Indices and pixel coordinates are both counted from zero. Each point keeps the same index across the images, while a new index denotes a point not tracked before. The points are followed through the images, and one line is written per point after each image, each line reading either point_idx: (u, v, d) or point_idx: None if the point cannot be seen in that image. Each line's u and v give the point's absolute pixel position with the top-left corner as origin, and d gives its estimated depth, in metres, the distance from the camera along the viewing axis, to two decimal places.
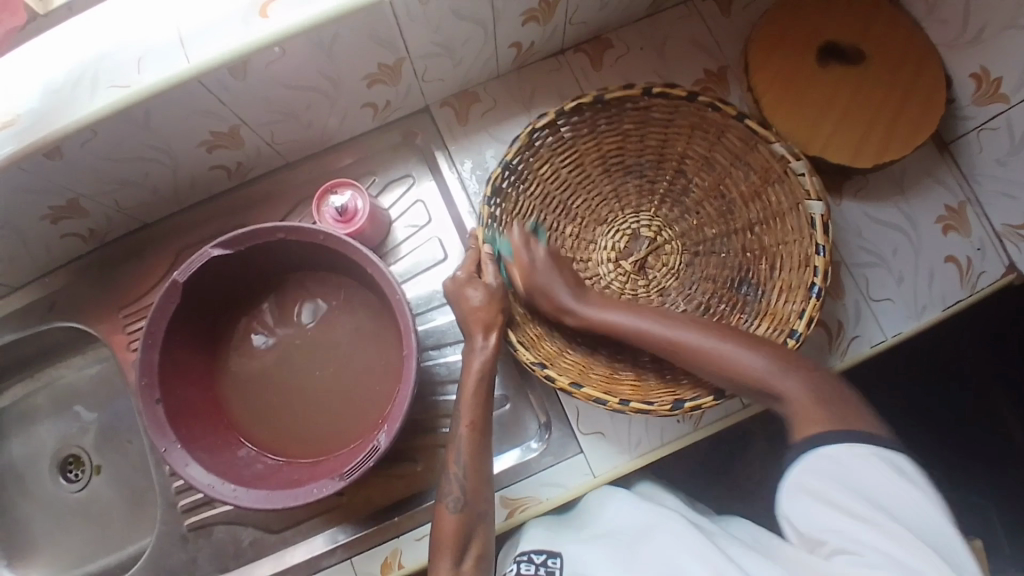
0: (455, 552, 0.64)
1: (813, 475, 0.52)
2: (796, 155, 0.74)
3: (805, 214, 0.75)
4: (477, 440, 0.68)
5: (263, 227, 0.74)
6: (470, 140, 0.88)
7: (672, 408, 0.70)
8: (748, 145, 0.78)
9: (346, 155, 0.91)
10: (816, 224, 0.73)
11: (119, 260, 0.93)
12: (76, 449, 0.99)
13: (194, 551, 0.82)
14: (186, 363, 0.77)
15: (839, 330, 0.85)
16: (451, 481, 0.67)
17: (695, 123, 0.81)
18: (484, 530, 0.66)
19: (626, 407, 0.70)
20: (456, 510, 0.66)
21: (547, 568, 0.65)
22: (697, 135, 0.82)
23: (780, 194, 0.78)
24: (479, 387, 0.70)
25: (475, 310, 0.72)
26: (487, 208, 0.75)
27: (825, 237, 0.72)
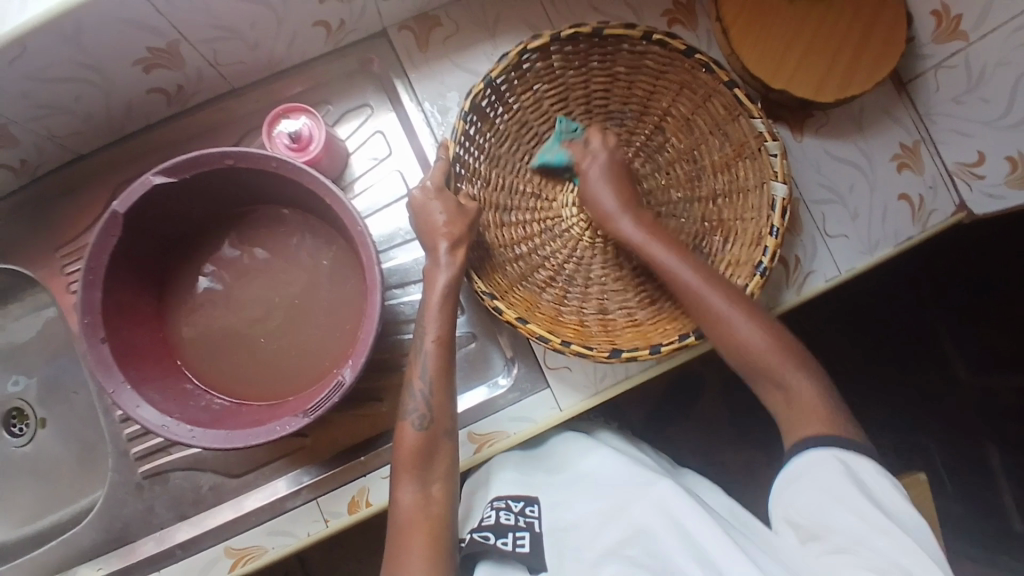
0: (418, 473, 0.63)
1: (815, 471, 0.56)
2: (774, 135, 0.73)
3: (768, 194, 0.75)
4: (443, 354, 0.67)
5: (208, 152, 0.68)
6: (431, 68, 0.83)
7: (610, 356, 0.71)
8: (730, 114, 0.76)
9: (300, 83, 0.85)
10: (776, 207, 0.74)
11: (50, 197, 0.85)
12: (19, 402, 0.93)
13: (152, 497, 0.79)
14: (132, 302, 0.72)
15: (795, 264, 0.85)
16: (415, 398, 0.66)
17: (686, 80, 0.78)
18: (449, 448, 0.65)
19: (567, 349, 0.71)
20: (422, 427, 0.64)
21: (526, 517, 0.65)
22: (685, 95, 0.79)
23: (749, 169, 0.77)
24: (444, 303, 0.68)
25: (437, 227, 0.69)
26: (463, 123, 0.72)
27: (780, 221, 0.73)
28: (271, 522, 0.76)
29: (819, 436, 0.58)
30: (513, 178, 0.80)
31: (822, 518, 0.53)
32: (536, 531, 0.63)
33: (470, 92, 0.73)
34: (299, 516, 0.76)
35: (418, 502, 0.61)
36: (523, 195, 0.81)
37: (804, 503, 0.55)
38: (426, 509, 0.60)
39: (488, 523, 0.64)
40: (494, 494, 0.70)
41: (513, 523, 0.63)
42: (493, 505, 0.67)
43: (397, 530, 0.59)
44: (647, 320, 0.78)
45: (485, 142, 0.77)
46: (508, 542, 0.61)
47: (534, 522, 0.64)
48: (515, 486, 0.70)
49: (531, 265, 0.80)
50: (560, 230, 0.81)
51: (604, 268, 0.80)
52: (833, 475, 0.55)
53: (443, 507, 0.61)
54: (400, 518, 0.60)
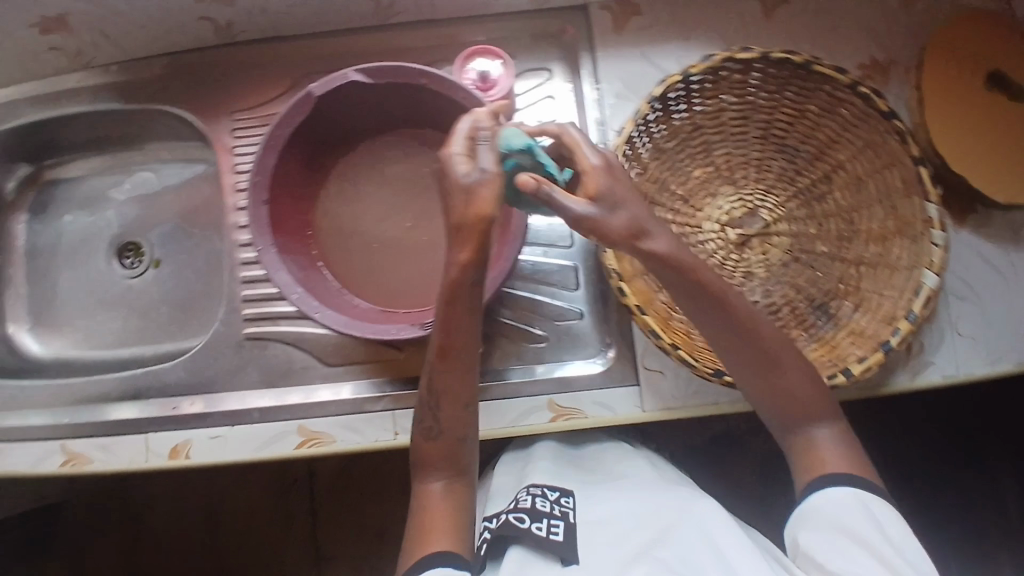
0: (442, 469, 0.66)
1: (832, 500, 0.62)
2: (943, 225, 0.72)
3: (916, 279, 0.74)
4: (450, 367, 0.62)
5: (410, 65, 0.73)
6: (619, 51, 0.85)
7: (712, 373, 0.72)
8: (906, 191, 0.75)
9: (491, 30, 0.88)
10: (921, 295, 0.72)
11: (236, 61, 0.90)
12: (138, 238, 0.97)
13: (247, 359, 0.84)
14: (296, 178, 0.78)
15: (915, 350, 0.84)
16: (425, 408, 0.65)
17: (872, 141, 0.77)
18: (463, 452, 0.66)
19: (674, 352, 0.72)
20: (433, 437, 0.65)
21: (560, 506, 0.68)
22: (865, 155, 0.78)
23: (904, 251, 0.76)
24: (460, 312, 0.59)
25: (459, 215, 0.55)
26: (648, 106, 0.75)
27: (921, 308, 0.71)
28: (349, 417, 0.80)
29: (841, 476, 0.63)
30: (670, 176, 0.82)
31: (835, 546, 0.60)
32: (570, 521, 0.66)
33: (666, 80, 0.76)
34: (374, 420, 0.80)
35: (440, 496, 0.65)
36: (672, 196, 0.82)
37: (821, 532, 0.61)
38: (447, 505, 0.65)
39: (523, 506, 0.68)
40: (532, 479, 0.74)
41: (549, 510, 0.67)
42: (529, 490, 0.71)
43: (418, 515, 0.65)
44: None
45: (658, 134, 0.79)
46: (542, 527, 0.65)
47: (567, 511, 0.68)
48: (551, 477, 0.74)
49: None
50: (697, 241, 0.82)
51: (726, 292, 0.82)
52: (857, 518, 0.60)
53: (456, 509, 0.65)
54: (421, 505, 0.66)
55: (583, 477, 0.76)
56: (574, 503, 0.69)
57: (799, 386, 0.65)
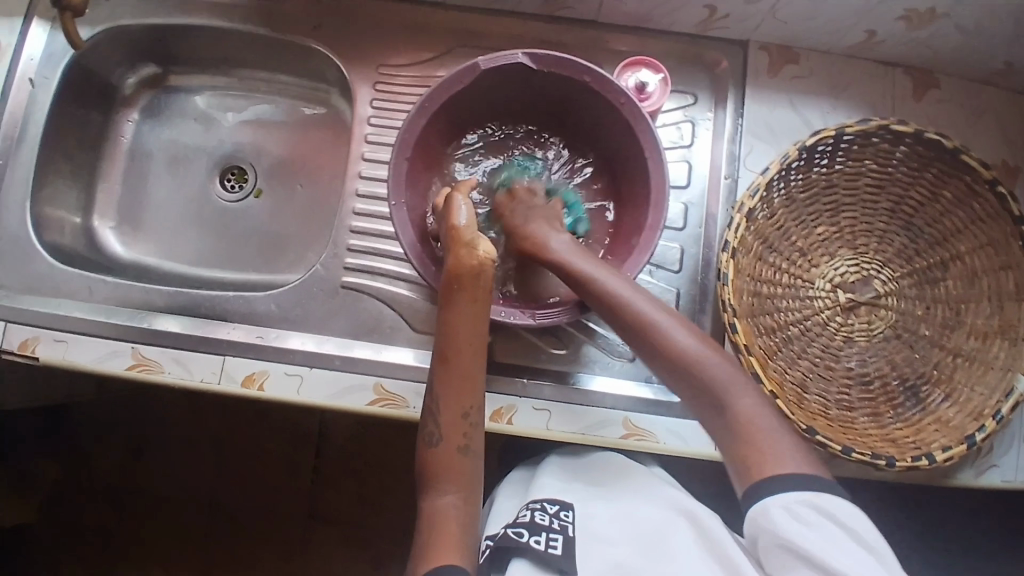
0: (449, 483, 0.67)
1: (781, 509, 0.54)
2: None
3: (1008, 381, 0.76)
4: (448, 370, 0.67)
5: (579, 61, 0.73)
6: (767, 95, 0.87)
7: (806, 429, 0.73)
8: (1018, 295, 0.77)
9: (647, 44, 0.89)
10: (1013, 396, 0.74)
11: (393, 14, 0.90)
12: (247, 164, 0.99)
13: (337, 305, 0.83)
14: (435, 143, 0.79)
15: (985, 450, 0.84)
16: (430, 420, 0.68)
17: (997, 240, 0.79)
18: (471, 464, 0.68)
19: (774, 399, 0.72)
20: (438, 445, 0.67)
21: (560, 520, 0.67)
22: (986, 252, 0.80)
23: (1004, 351, 0.77)
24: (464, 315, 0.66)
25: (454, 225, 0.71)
26: (796, 153, 0.76)
27: (1011, 410, 0.73)
28: None
29: (790, 478, 0.55)
30: (794, 226, 0.82)
31: (795, 573, 0.53)
32: (569, 535, 0.65)
33: (819, 133, 0.77)
34: None
35: (450, 513, 0.66)
36: (792, 245, 0.82)
37: (778, 554, 0.55)
38: (455, 521, 0.65)
39: (523, 521, 0.67)
40: (534, 494, 0.72)
41: (547, 524, 0.66)
42: (528, 505, 0.70)
43: (430, 531, 0.65)
44: (838, 417, 0.78)
45: (794, 182, 0.81)
46: (540, 541, 0.64)
47: (567, 526, 0.66)
48: (551, 491, 0.72)
49: (764, 310, 0.80)
50: (805, 295, 0.82)
51: (822, 351, 0.81)
52: (794, 529, 0.53)
53: (465, 520, 0.66)
54: (427, 517, 0.67)
55: (586, 490, 0.73)
56: (574, 518, 0.67)
57: (759, 419, 0.58)
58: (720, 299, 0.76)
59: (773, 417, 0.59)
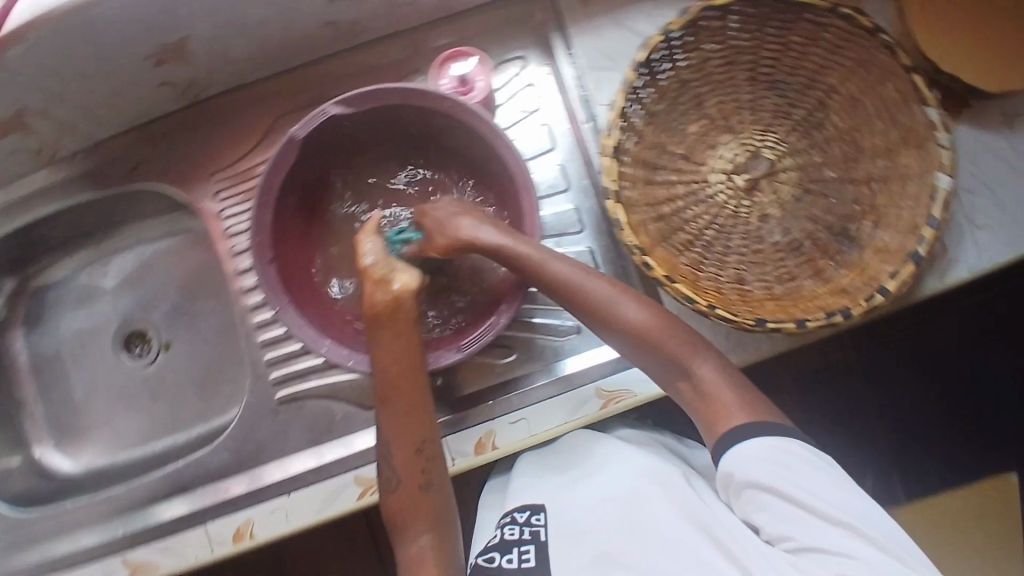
0: (418, 524, 0.65)
1: (750, 462, 0.59)
2: (948, 125, 0.70)
3: (930, 184, 0.72)
4: (390, 414, 0.67)
5: (388, 86, 0.70)
6: (590, 24, 0.83)
7: (755, 324, 0.70)
8: (904, 100, 0.74)
9: (456, 29, 0.85)
10: (938, 198, 0.71)
11: (205, 121, 0.86)
12: (142, 325, 0.96)
13: (286, 423, 0.81)
14: (295, 227, 0.75)
15: (939, 252, 0.84)
16: (386, 466, 0.67)
17: (862, 58, 0.76)
18: (436, 499, 0.66)
19: (712, 313, 0.71)
20: (397, 487, 0.66)
21: (530, 527, 0.72)
22: (857, 74, 0.77)
23: (914, 158, 0.75)
24: (396, 354, 0.68)
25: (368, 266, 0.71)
26: (634, 74, 0.74)
27: (942, 212, 0.69)
28: None
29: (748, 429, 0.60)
30: (667, 138, 0.81)
31: (771, 510, 0.58)
32: (540, 542, 0.70)
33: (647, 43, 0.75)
34: None
35: (426, 555, 0.63)
36: (673, 156, 0.82)
37: (763, 504, 0.59)
38: (433, 562, 0.63)
39: (494, 543, 0.72)
40: (510, 506, 0.78)
41: (518, 537, 0.71)
42: (502, 521, 0.75)
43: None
44: (785, 295, 0.78)
45: (647, 98, 0.79)
46: (512, 558, 0.69)
47: (539, 531, 0.71)
48: (526, 497, 0.77)
49: (671, 231, 0.80)
50: (706, 195, 0.82)
51: (744, 240, 0.81)
52: (774, 476, 0.58)
53: (445, 559, 0.63)
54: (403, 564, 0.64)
55: (556, 482, 0.77)
56: (545, 518, 0.73)
57: (720, 388, 0.63)
58: (625, 243, 0.74)
59: (733, 374, 0.64)
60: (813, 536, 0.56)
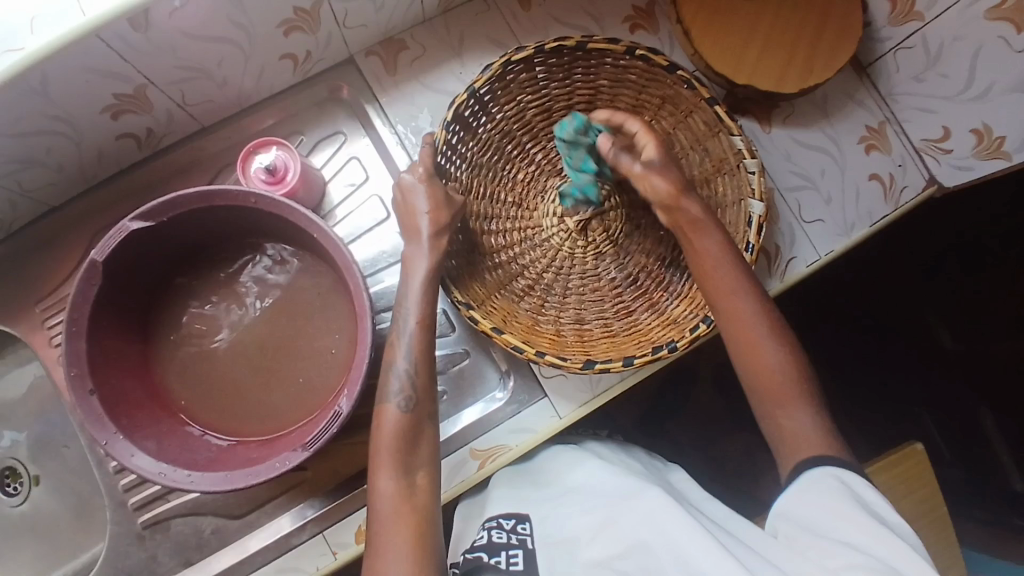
0: (400, 462, 0.62)
1: (821, 486, 0.55)
2: (752, 152, 0.74)
3: (746, 211, 0.76)
4: (424, 338, 0.68)
5: (186, 193, 0.67)
6: (400, 91, 0.84)
7: (583, 367, 0.70)
8: (711, 131, 0.78)
9: (268, 116, 0.85)
10: (753, 223, 0.74)
11: (24, 251, 0.83)
12: (11, 460, 0.89)
13: (152, 548, 0.78)
14: (118, 350, 0.71)
15: (775, 252, 0.86)
16: (399, 378, 0.66)
17: (670, 96, 0.79)
18: (431, 430, 0.66)
19: (541, 359, 0.70)
20: (404, 408, 0.65)
21: (518, 535, 0.64)
22: (668, 111, 0.80)
23: (728, 186, 0.78)
24: (427, 288, 0.69)
25: (417, 213, 0.71)
26: (444, 132, 0.73)
27: (756, 237, 0.73)
28: (280, 559, 0.76)
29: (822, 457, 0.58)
30: (494, 186, 0.81)
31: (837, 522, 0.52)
32: (529, 548, 0.62)
33: (454, 101, 0.74)
34: (305, 552, 0.76)
35: (404, 493, 0.60)
36: (504, 205, 0.82)
37: (802, 519, 0.54)
38: (412, 507, 0.59)
39: (480, 544, 0.63)
40: (490, 513, 0.70)
41: (505, 541, 0.63)
42: (485, 526, 0.67)
43: (377, 523, 0.58)
44: (623, 331, 0.79)
45: (467, 150, 0.78)
46: (500, 560, 0.60)
47: (526, 539, 0.64)
48: (507, 504, 0.70)
49: (507, 279, 0.80)
50: (539, 240, 0.82)
51: (582, 279, 0.81)
52: (834, 492, 0.54)
53: (429, 496, 0.61)
54: (386, 509, 0.59)
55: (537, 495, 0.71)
56: (532, 527, 0.65)
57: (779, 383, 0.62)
58: (453, 300, 0.73)
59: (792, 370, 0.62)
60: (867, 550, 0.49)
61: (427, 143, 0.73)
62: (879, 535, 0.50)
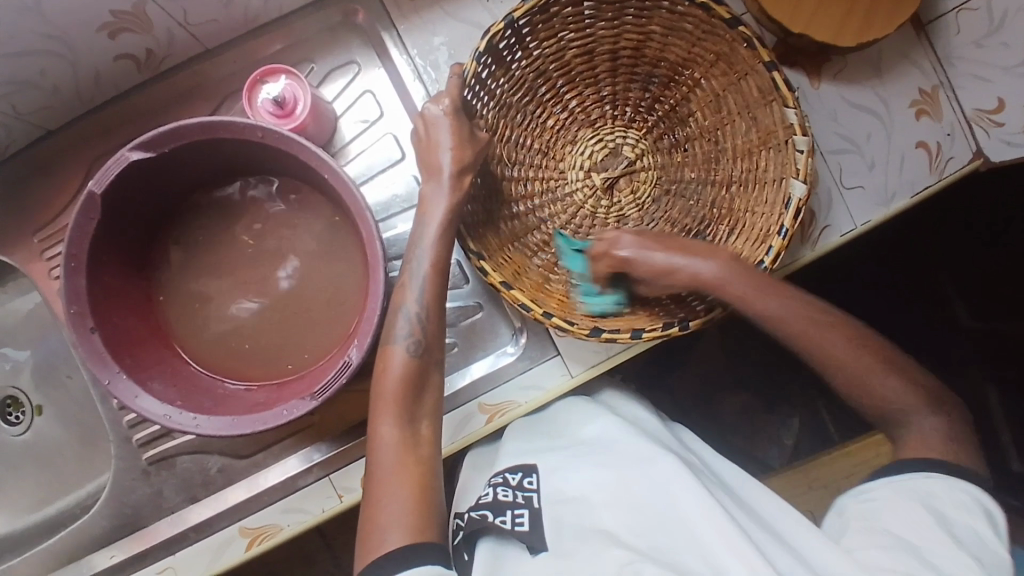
0: (405, 411, 0.60)
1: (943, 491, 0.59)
2: (806, 129, 0.67)
3: (786, 190, 0.70)
4: (437, 285, 0.65)
5: (188, 122, 0.62)
6: (421, 19, 0.77)
7: (589, 334, 0.67)
8: (765, 98, 0.71)
9: (277, 40, 0.78)
10: (791, 206, 0.68)
11: (16, 177, 0.79)
12: (12, 390, 0.89)
13: (159, 483, 0.79)
14: (119, 287, 0.68)
15: (807, 219, 0.82)
16: (408, 323, 0.64)
17: (726, 54, 0.72)
18: (437, 379, 0.64)
19: (547, 321, 0.68)
20: (412, 355, 0.62)
21: (524, 492, 0.63)
22: (720, 68, 0.74)
23: (771, 161, 0.72)
24: (444, 233, 0.66)
25: (437, 147, 0.66)
26: (474, 63, 0.68)
27: (791, 220, 0.67)
28: (286, 500, 0.76)
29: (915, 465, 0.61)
30: (521, 132, 0.76)
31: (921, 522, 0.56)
32: (536, 506, 0.61)
33: (489, 29, 0.68)
34: (311, 494, 0.76)
35: (407, 444, 0.59)
36: (530, 152, 0.77)
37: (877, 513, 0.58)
38: (415, 458, 0.58)
39: (486, 501, 0.62)
40: (499, 467, 0.69)
41: (511, 499, 0.62)
42: (491, 481, 0.66)
43: (377, 470, 0.58)
44: None
45: (496, 88, 0.72)
46: (506, 520, 0.59)
47: (533, 496, 0.62)
48: (515, 458, 0.69)
49: (523, 231, 0.77)
50: (563, 195, 0.79)
51: None
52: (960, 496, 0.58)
53: (430, 447, 0.60)
54: (388, 458, 0.58)
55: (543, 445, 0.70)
56: (538, 482, 0.64)
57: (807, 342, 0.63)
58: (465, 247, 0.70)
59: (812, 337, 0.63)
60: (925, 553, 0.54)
61: (457, 74, 0.67)
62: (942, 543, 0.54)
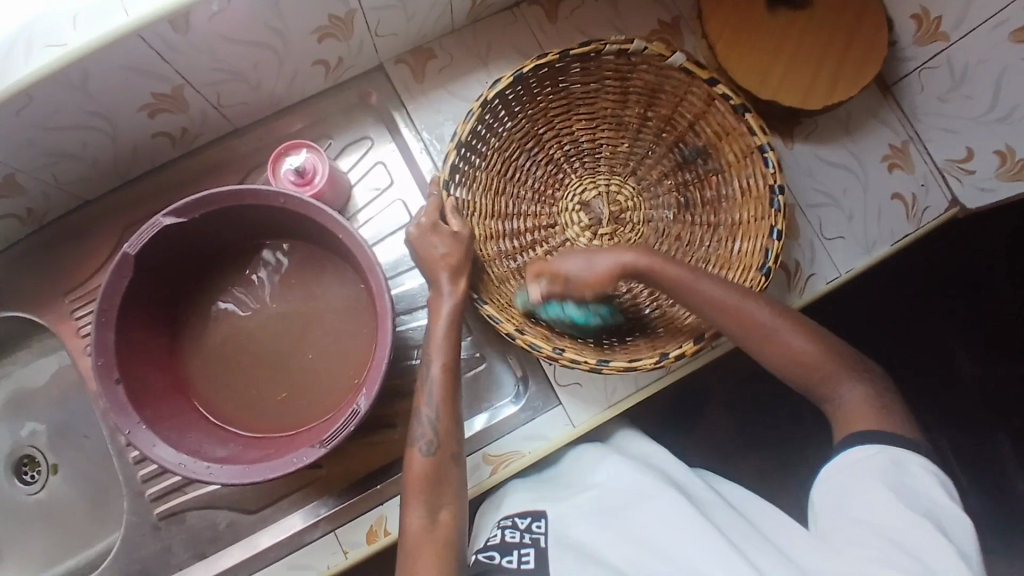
0: (428, 497, 0.63)
1: (849, 468, 0.54)
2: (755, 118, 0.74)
3: (761, 161, 0.75)
4: (450, 380, 0.69)
5: (218, 190, 0.69)
6: (428, 98, 0.86)
7: (660, 360, 0.71)
8: (709, 104, 0.78)
9: (298, 119, 0.87)
10: (771, 162, 0.74)
11: (56, 243, 0.86)
12: (30, 449, 0.91)
13: (168, 539, 0.79)
14: (144, 341, 0.72)
15: (796, 269, 0.86)
16: (423, 424, 0.67)
17: (653, 85, 0.80)
18: (449, 466, 0.66)
19: (609, 367, 0.71)
20: (430, 453, 0.65)
21: (532, 534, 0.62)
22: (657, 99, 0.82)
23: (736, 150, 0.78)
24: (450, 329, 0.70)
25: (436, 253, 0.72)
26: (446, 193, 0.75)
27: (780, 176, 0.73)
28: (292, 555, 0.77)
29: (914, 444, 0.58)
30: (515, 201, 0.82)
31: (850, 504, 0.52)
32: (542, 547, 0.60)
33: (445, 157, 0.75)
34: (317, 550, 0.77)
35: (428, 528, 0.60)
36: (528, 213, 0.83)
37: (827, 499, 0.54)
38: (434, 540, 0.59)
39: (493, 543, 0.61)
40: (506, 514, 0.68)
41: (518, 541, 0.60)
42: (500, 525, 0.65)
43: (408, 555, 0.59)
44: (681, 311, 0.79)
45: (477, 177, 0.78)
46: (513, 560, 0.57)
47: (541, 537, 0.61)
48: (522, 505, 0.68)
49: None
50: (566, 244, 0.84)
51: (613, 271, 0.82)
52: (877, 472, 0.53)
53: (452, 529, 0.61)
54: (409, 543, 0.59)
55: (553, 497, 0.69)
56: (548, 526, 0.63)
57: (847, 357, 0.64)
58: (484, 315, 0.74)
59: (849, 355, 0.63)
60: (886, 536, 0.49)
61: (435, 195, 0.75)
62: (909, 526, 0.49)
